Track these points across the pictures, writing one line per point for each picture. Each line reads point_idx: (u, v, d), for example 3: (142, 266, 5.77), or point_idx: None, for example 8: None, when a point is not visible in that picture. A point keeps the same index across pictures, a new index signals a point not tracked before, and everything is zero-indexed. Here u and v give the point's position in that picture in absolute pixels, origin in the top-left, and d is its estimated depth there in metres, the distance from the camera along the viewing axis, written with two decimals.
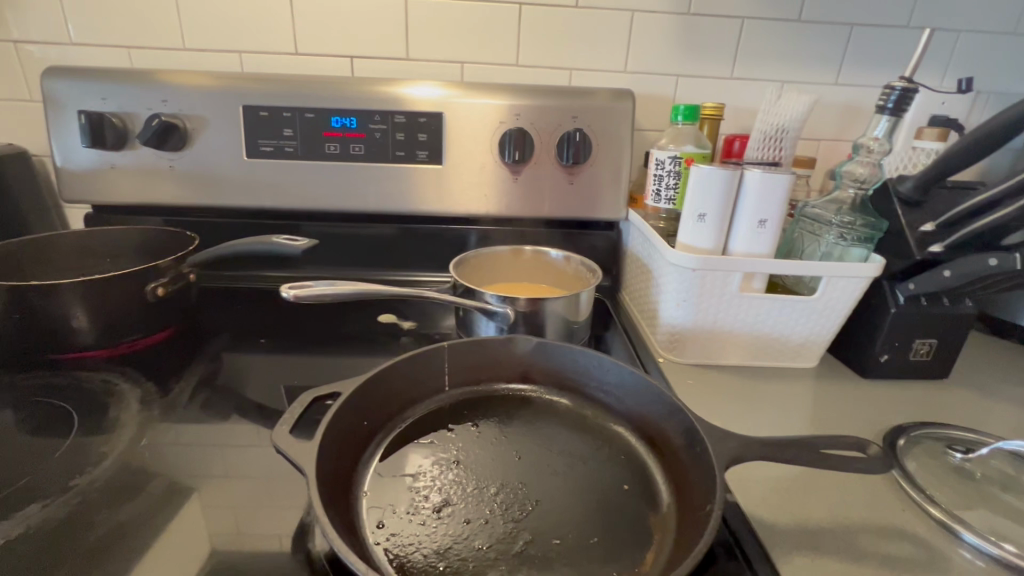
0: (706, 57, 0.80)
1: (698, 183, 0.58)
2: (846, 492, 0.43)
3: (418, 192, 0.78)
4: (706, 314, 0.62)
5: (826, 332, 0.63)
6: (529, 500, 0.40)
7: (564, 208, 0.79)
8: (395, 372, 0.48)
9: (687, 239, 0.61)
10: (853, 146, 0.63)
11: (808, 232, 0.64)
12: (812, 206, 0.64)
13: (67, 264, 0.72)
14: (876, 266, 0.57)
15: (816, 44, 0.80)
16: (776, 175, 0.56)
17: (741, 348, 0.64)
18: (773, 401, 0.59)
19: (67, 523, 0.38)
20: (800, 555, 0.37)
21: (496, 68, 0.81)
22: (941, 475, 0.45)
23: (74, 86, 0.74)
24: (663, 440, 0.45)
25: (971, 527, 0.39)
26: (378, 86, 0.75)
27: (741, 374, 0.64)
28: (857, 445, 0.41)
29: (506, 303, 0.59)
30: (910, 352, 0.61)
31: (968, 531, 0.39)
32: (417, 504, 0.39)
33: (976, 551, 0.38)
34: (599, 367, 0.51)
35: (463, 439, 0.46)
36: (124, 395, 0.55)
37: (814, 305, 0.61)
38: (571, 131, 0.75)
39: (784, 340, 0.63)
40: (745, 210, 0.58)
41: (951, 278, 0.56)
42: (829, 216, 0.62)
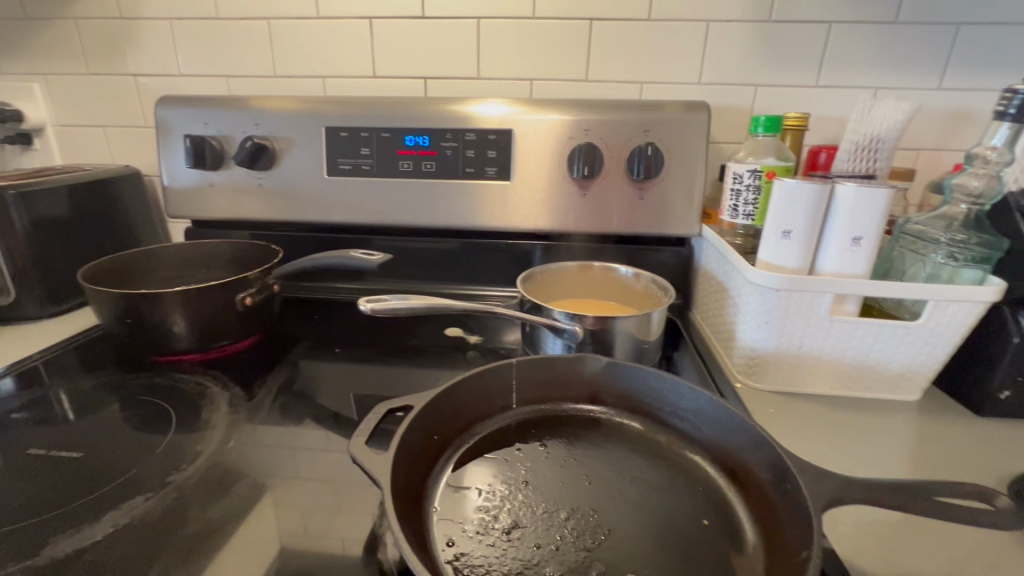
0: (788, 65, 0.76)
1: (783, 197, 0.55)
2: (965, 546, 0.38)
3: (485, 207, 0.79)
4: (791, 337, 0.58)
5: (932, 363, 0.56)
6: (601, 528, 0.38)
7: (633, 223, 0.77)
8: (465, 387, 0.48)
9: (769, 257, 0.58)
10: (965, 156, 0.57)
11: (910, 250, 0.59)
12: (915, 222, 0.59)
13: (169, 273, 0.79)
14: (995, 290, 0.51)
15: (916, 47, 0.73)
16: (874, 189, 0.51)
17: (830, 376, 0.59)
18: (868, 436, 0.53)
19: (165, 517, 0.41)
20: None
21: (565, 84, 0.81)
22: None
23: (181, 113, 0.82)
24: (747, 474, 0.42)
25: None
26: (450, 105, 0.77)
27: (830, 404, 0.58)
28: (980, 494, 0.36)
29: (575, 320, 0.57)
30: None
31: None
32: (486, 523, 0.39)
33: None
34: (674, 391, 0.48)
35: (531, 459, 0.46)
36: (214, 397, 0.59)
37: (917, 332, 0.55)
38: (643, 145, 0.73)
39: (881, 369, 0.58)
40: (837, 227, 0.54)
41: None
42: (935, 234, 0.57)
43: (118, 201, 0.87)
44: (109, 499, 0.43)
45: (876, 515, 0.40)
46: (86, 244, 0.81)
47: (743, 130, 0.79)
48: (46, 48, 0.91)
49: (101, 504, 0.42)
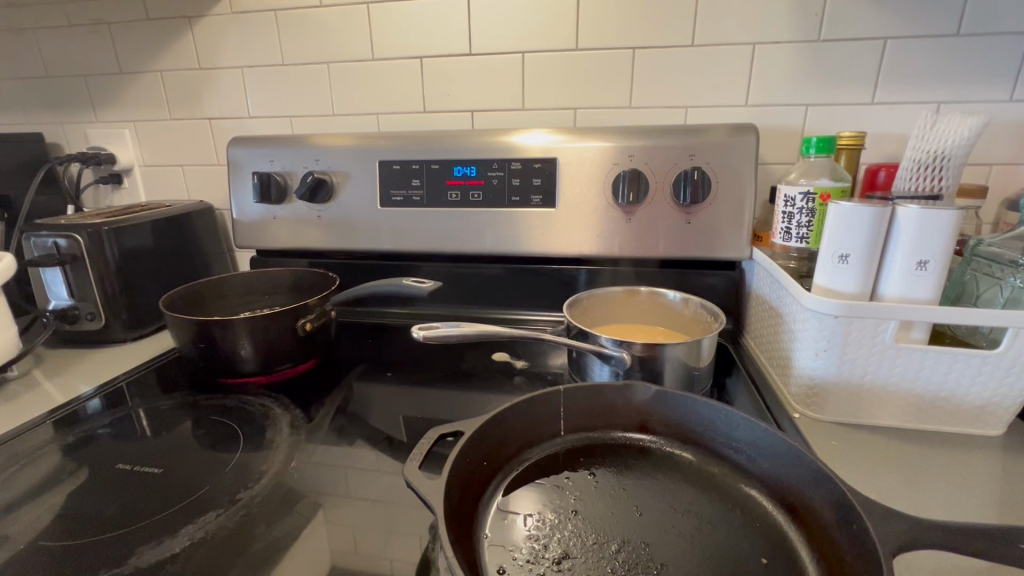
0: (840, 83, 0.74)
1: (839, 221, 0.53)
2: None
3: (531, 234, 0.80)
4: (853, 366, 0.55)
5: (1016, 395, 0.52)
6: (653, 562, 0.38)
7: (680, 247, 0.77)
8: (514, 414, 0.49)
9: (825, 282, 0.56)
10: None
11: (984, 274, 0.55)
12: (989, 244, 0.55)
13: (236, 300, 0.85)
14: None
15: (981, 59, 0.70)
16: (939, 211, 0.49)
17: (898, 408, 0.56)
18: (946, 474, 0.50)
19: (235, 532, 0.44)
20: None
21: (608, 111, 0.82)
22: None
23: (250, 152, 0.88)
24: (809, 511, 0.40)
25: None
26: (497, 136, 0.80)
27: (900, 438, 0.55)
28: None
29: (622, 346, 0.57)
30: None
31: None
32: (535, 552, 0.39)
33: None
34: (727, 422, 0.47)
35: (580, 487, 0.46)
36: (277, 418, 0.62)
37: (996, 362, 0.51)
38: (688, 170, 0.73)
39: (956, 401, 0.54)
40: (899, 250, 0.52)
41: None
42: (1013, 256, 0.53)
43: (193, 233, 0.94)
44: (185, 514, 0.46)
45: (957, 562, 0.37)
46: (165, 273, 0.88)
47: (794, 150, 0.78)
48: (136, 98, 1.01)
49: (178, 518, 0.46)
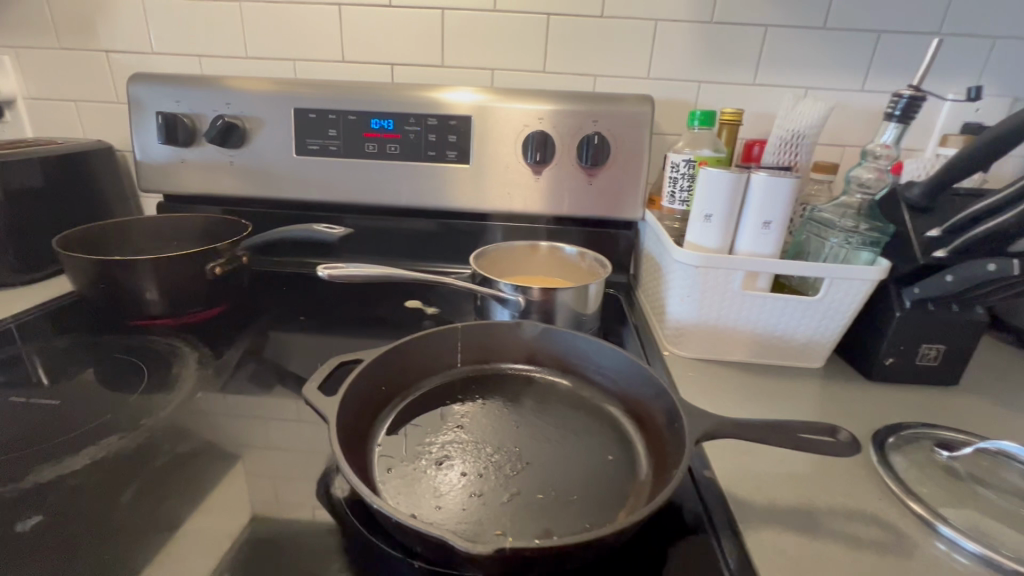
0: (728, 63, 0.83)
1: (706, 185, 0.62)
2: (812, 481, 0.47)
3: (446, 189, 0.84)
4: (709, 311, 0.65)
5: (830, 333, 0.64)
6: (519, 460, 0.45)
7: (583, 207, 0.84)
8: (413, 348, 0.54)
9: (693, 238, 0.65)
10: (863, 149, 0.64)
11: (815, 235, 0.66)
12: (821, 210, 0.66)
13: (142, 245, 0.82)
14: (880, 270, 0.59)
15: (840, 51, 0.81)
16: (781, 179, 0.59)
17: (744, 345, 0.66)
18: (770, 396, 0.61)
19: (138, 451, 0.46)
20: (767, 528, 0.42)
21: (523, 74, 0.86)
22: (926, 471, 0.49)
23: (153, 90, 0.84)
24: (650, 419, 0.49)
25: (948, 520, 0.43)
26: (415, 91, 0.82)
27: (743, 370, 0.66)
28: (830, 429, 0.43)
29: (518, 291, 0.64)
30: (916, 356, 0.62)
31: (944, 524, 0.43)
32: (421, 456, 0.45)
33: (952, 543, 0.42)
34: (598, 352, 0.55)
35: (468, 407, 0.52)
36: (185, 357, 0.64)
37: (816, 306, 0.62)
38: (591, 134, 0.79)
39: (788, 339, 0.65)
40: (750, 212, 0.61)
41: (953, 283, 0.55)
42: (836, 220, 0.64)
43: (91, 174, 0.89)
44: (86, 437, 0.48)
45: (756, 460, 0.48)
46: (58, 214, 0.84)
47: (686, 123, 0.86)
48: (15, 21, 0.92)
49: (78, 441, 0.47)
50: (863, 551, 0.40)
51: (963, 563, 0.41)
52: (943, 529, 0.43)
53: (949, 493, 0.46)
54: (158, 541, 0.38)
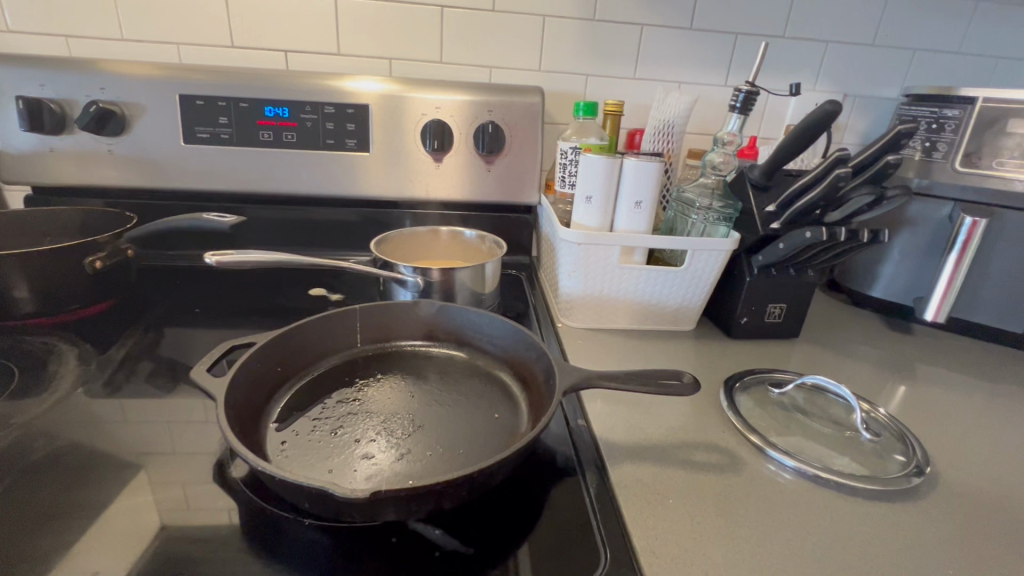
0: (610, 58, 0.90)
1: (586, 170, 0.68)
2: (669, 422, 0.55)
3: (348, 177, 0.85)
4: (593, 283, 0.72)
5: (697, 299, 0.73)
6: (411, 424, 0.48)
7: (483, 193, 0.88)
8: (310, 329, 0.56)
9: (578, 219, 0.72)
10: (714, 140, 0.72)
11: (680, 213, 0.75)
12: (685, 192, 0.75)
13: (6, 241, 0.76)
14: (731, 241, 0.68)
15: (706, 50, 0.90)
16: (647, 164, 0.66)
17: (626, 313, 0.74)
18: (645, 357, 0.69)
19: (9, 449, 0.45)
20: (626, 462, 0.48)
21: (422, 64, 0.89)
22: (761, 407, 0.58)
23: (10, 72, 0.77)
24: (533, 379, 0.54)
25: (774, 445, 0.51)
26: (310, 78, 0.81)
27: (625, 335, 0.74)
28: (677, 374, 0.50)
29: (416, 273, 0.67)
30: (764, 314, 0.73)
31: (772, 448, 0.51)
32: (317, 428, 0.47)
33: (779, 464, 0.50)
34: (489, 324, 0.60)
35: (366, 382, 0.55)
36: (63, 355, 0.61)
37: (683, 275, 0.71)
38: (485, 123, 0.84)
39: (662, 306, 0.74)
40: (624, 194, 0.69)
41: (784, 250, 0.65)
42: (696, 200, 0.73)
43: None
44: None
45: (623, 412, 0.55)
46: None
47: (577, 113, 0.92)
48: None
49: None
50: (701, 473, 0.48)
51: (786, 478, 0.49)
52: (771, 452, 0.51)
53: (777, 424, 0.55)
54: (38, 533, 0.37)
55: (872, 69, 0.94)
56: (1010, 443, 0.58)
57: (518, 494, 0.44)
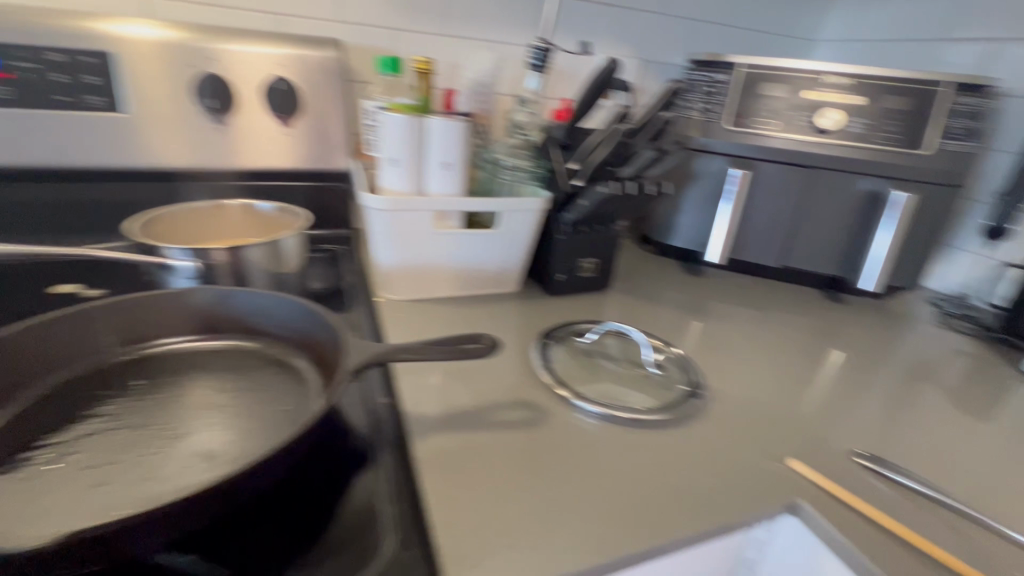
0: (417, 13, 0.84)
1: (387, 130, 0.64)
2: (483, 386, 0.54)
3: (97, 143, 0.68)
4: (409, 253, 0.68)
5: (515, 260, 0.74)
6: (167, 435, 0.40)
7: (283, 160, 0.78)
8: (23, 337, 0.44)
9: (387, 184, 0.67)
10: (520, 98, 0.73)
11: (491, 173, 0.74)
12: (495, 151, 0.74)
13: None
14: (539, 200, 0.69)
15: (514, 10, 0.90)
16: (448, 123, 0.64)
17: (448, 281, 0.72)
18: (468, 323, 0.68)
19: None
20: (434, 434, 0.46)
21: (188, 7, 0.74)
22: (570, 359, 0.60)
23: None
24: (329, 361, 0.49)
25: (580, 394, 0.53)
26: (17, 14, 0.62)
27: (449, 303, 0.72)
28: (478, 337, 0.49)
29: (192, 256, 0.57)
30: (578, 269, 0.76)
31: (578, 398, 0.52)
32: (26, 462, 0.37)
33: (584, 412, 0.52)
34: (278, 306, 0.53)
35: (114, 394, 0.44)
36: None
37: (499, 237, 0.71)
38: (275, 80, 0.73)
39: (483, 270, 0.73)
40: (430, 155, 0.65)
41: (587, 205, 0.68)
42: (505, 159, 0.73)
43: None
44: None
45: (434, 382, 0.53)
46: None
47: None
48: None
49: None
50: (510, 430, 0.48)
51: (589, 424, 0.51)
52: (577, 402, 0.52)
53: (587, 375, 0.58)
54: None
55: (664, 38, 1.02)
56: (767, 361, 0.69)
57: (318, 484, 0.39)
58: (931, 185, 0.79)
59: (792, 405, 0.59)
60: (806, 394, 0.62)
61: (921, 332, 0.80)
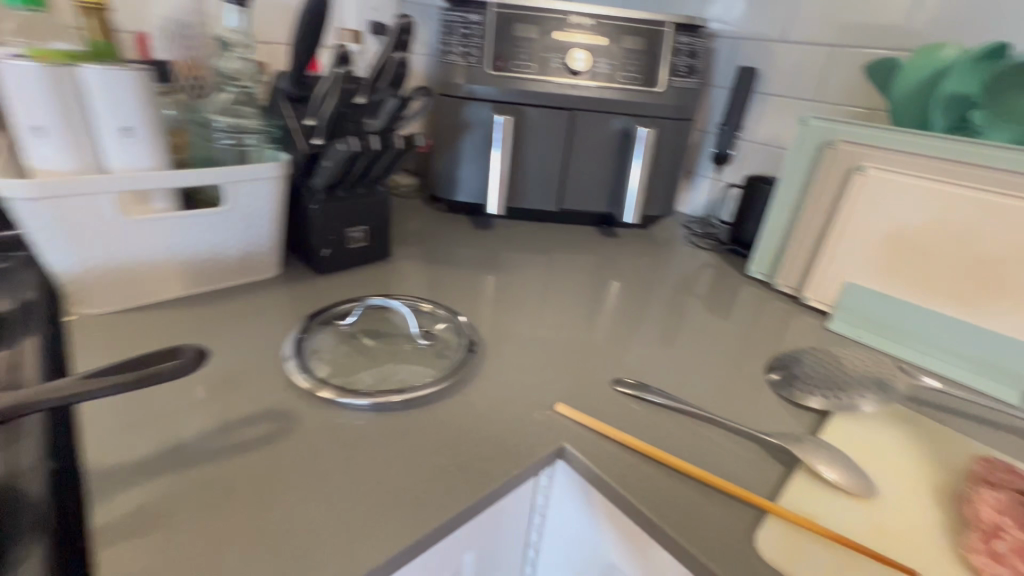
0: None
1: (10, 85, 0.44)
2: (214, 406, 0.44)
3: None
4: (100, 252, 0.52)
5: (263, 239, 0.62)
6: None
7: None
8: None
9: (38, 162, 0.48)
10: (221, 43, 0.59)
11: (200, 137, 0.59)
12: (200, 108, 0.59)
13: None
14: (276, 165, 0.58)
15: None
16: (116, 71, 0.47)
17: (174, 278, 0.58)
18: (207, 326, 0.56)
19: None
20: (133, 491, 0.36)
21: None
22: (335, 348, 0.53)
23: None
24: None
25: (345, 389, 0.46)
26: None
27: (182, 306, 0.58)
28: (177, 352, 0.38)
29: None
30: (346, 241, 0.67)
31: (342, 395, 0.45)
32: None
33: (351, 406, 0.45)
34: None
35: None
36: None
37: (233, 216, 0.58)
38: None
39: (222, 258, 0.60)
40: (97, 118, 0.48)
41: (332, 167, 0.59)
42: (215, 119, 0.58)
43: None
44: None
45: (142, 420, 0.42)
46: None
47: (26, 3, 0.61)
48: None
49: None
50: (247, 454, 0.40)
51: (355, 419, 0.45)
52: (342, 398, 0.45)
53: (360, 359, 0.51)
54: None
55: None
56: (548, 304, 0.70)
57: None
58: (666, 118, 0.85)
59: (566, 344, 0.60)
60: (580, 329, 0.64)
61: (677, 252, 0.91)
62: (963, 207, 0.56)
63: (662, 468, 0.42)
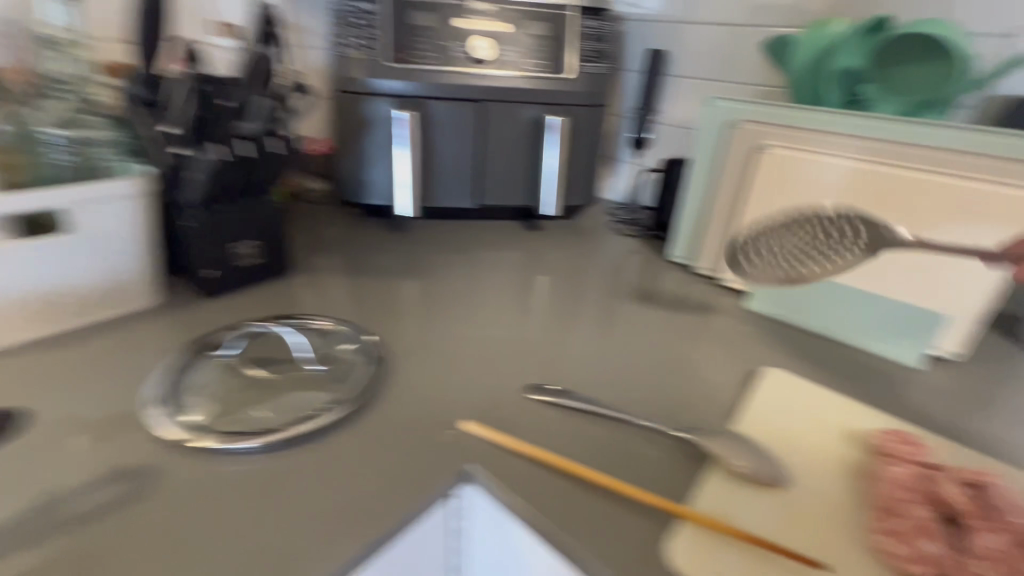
0: None
1: None
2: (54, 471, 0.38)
3: None
4: None
5: (130, 264, 0.55)
6: None
7: None
8: None
9: None
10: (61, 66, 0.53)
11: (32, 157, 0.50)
12: (27, 120, 0.49)
13: None
14: (132, 179, 0.53)
15: None
16: None
17: (19, 320, 0.50)
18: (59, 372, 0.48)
19: None
20: None
21: None
22: (212, 387, 0.47)
23: None
24: None
25: (217, 436, 0.41)
26: None
27: (30, 352, 0.50)
28: None
29: None
30: (235, 258, 0.61)
31: (213, 443, 0.40)
32: None
33: (226, 452, 0.40)
34: None
35: None
36: None
37: (86, 240, 0.51)
38: None
39: (81, 291, 0.53)
40: None
41: (206, 179, 0.55)
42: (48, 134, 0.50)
43: None
44: None
45: None
46: None
47: None
48: None
49: None
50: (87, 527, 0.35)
51: (227, 467, 0.39)
52: (213, 446, 0.40)
53: (250, 392, 0.47)
54: None
55: None
56: (467, 305, 0.66)
57: None
58: (580, 106, 0.82)
59: (484, 350, 0.56)
60: (500, 330, 0.61)
61: (602, 241, 0.89)
62: (868, 177, 0.56)
63: (576, 483, 0.39)
